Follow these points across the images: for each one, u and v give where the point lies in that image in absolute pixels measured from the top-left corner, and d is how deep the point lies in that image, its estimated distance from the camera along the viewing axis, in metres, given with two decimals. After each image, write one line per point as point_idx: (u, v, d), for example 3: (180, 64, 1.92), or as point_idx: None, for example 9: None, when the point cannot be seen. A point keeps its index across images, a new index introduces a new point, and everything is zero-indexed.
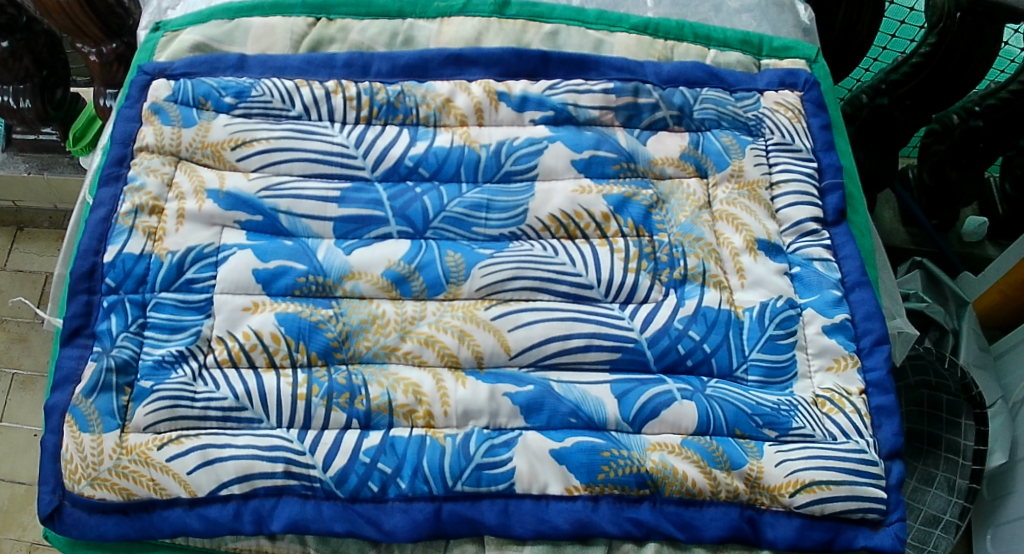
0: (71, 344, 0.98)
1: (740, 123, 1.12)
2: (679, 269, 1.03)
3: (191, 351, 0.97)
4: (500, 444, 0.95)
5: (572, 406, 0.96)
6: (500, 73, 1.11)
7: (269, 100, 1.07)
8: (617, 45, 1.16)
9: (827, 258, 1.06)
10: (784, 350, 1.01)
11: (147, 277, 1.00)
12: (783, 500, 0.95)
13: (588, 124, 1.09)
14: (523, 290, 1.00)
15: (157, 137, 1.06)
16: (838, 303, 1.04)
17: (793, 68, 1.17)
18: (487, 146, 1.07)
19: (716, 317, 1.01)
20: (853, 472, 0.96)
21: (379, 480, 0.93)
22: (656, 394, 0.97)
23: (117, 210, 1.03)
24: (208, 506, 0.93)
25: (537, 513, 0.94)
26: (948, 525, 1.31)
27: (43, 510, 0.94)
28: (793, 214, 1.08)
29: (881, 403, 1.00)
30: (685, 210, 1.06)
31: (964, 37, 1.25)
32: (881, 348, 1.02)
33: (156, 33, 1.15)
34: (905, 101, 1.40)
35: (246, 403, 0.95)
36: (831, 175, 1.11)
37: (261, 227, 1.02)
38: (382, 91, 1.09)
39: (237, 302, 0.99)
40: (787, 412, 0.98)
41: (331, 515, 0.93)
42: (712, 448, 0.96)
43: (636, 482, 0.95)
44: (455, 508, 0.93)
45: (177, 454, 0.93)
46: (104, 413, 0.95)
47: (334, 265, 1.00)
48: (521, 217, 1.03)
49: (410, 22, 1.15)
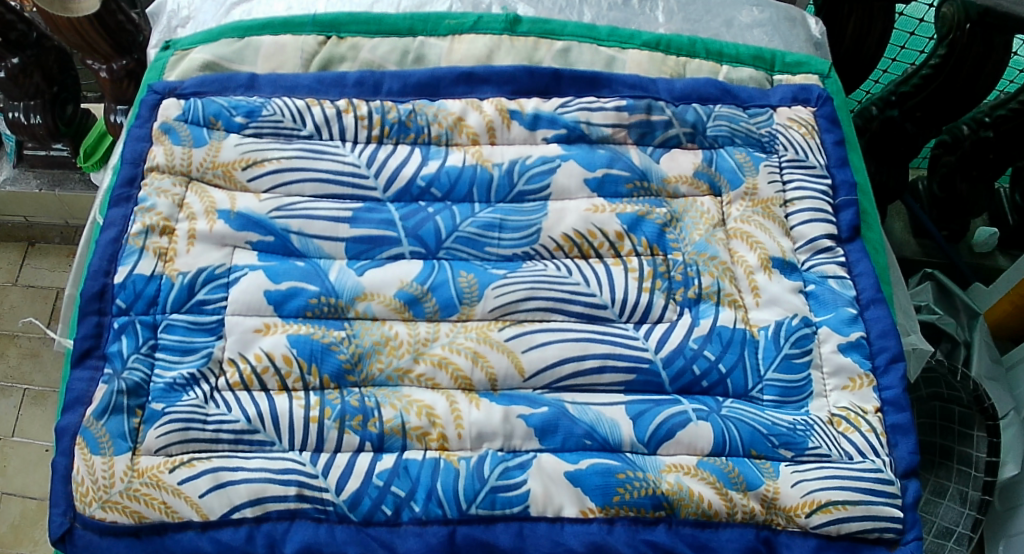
0: (82, 366, 0.97)
1: (753, 140, 1.11)
2: (694, 289, 1.02)
3: (202, 374, 0.96)
4: (514, 467, 0.94)
5: (587, 428, 0.96)
6: (512, 91, 1.11)
7: (280, 119, 1.07)
8: (629, 62, 1.16)
9: (842, 276, 1.06)
10: (799, 369, 1.00)
11: (158, 298, 0.99)
12: (799, 520, 0.94)
13: (601, 142, 1.09)
14: (537, 310, 1.00)
15: (168, 156, 1.05)
16: (853, 321, 1.03)
17: (805, 83, 1.16)
18: (499, 165, 1.06)
19: (731, 336, 1.00)
20: (870, 491, 0.95)
21: (393, 503, 0.92)
22: (671, 415, 0.96)
23: (127, 230, 1.02)
24: (220, 529, 0.92)
25: (551, 535, 0.92)
26: (960, 537, 1.30)
27: (54, 533, 0.93)
28: (807, 232, 1.07)
29: (897, 421, 0.99)
30: (699, 228, 1.05)
31: (975, 49, 1.25)
32: (896, 367, 1.01)
33: (166, 52, 1.15)
34: (916, 113, 1.40)
35: (258, 426, 0.94)
36: (846, 192, 1.10)
37: (272, 247, 1.01)
38: (394, 109, 1.08)
39: (248, 323, 0.98)
40: (804, 431, 0.97)
41: (344, 538, 0.92)
42: (728, 469, 0.95)
43: (652, 505, 0.93)
44: (469, 531, 0.92)
45: (190, 477, 0.93)
46: (115, 436, 0.94)
47: (346, 286, 0.99)
48: (535, 236, 1.03)
49: (421, 39, 1.15)
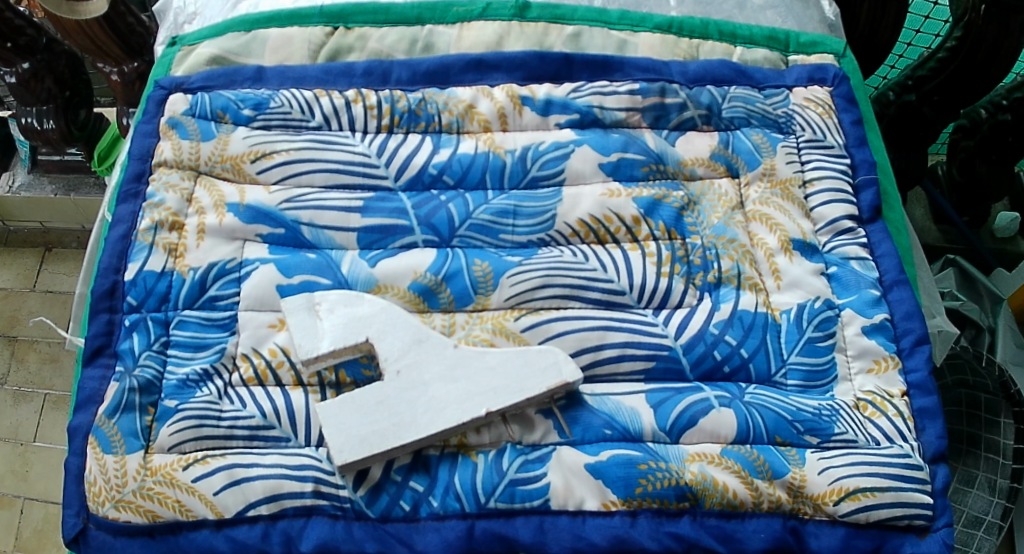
0: (93, 364, 0.96)
1: (770, 121, 1.09)
2: (713, 273, 1.00)
3: (215, 369, 0.94)
4: (534, 460, 0.92)
5: (606, 418, 0.93)
6: (522, 77, 1.09)
7: (289, 111, 1.06)
8: (641, 45, 1.14)
9: (864, 257, 1.03)
10: (823, 352, 0.97)
11: (169, 295, 0.97)
12: (827, 508, 0.91)
13: (615, 126, 1.07)
14: (553, 298, 0.98)
15: (176, 151, 1.04)
16: (877, 303, 1.00)
17: (821, 63, 1.14)
18: (512, 151, 1.05)
19: (753, 320, 0.98)
20: (898, 477, 0.92)
21: (411, 499, 0.90)
22: (693, 402, 0.94)
23: (136, 226, 1.01)
24: (236, 527, 0.90)
25: (573, 529, 0.90)
26: (991, 526, 1.25)
27: (67, 534, 0.91)
28: (828, 213, 1.05)
29: (924, 405, 0.96)
30: (717, 211, 1.03)
31: (992, 31, 1.20)
32: (922, 349, 0.99)
33: (172, 48, 1.13)
34: (933, 97, 1.32)
35: (274, 421, 0.92)
36: (866, 171, 1.08)
37: (283, 239, 1.00)
38: (403, 99, 1.07)
39: (262, 319, 0.96)
40: (829, 417, 0.94)
41: (361, 536, 0.89)
42: (753, 457, 0.92)
43: (675, 496, 0.91)
44: (489, 525, 0.90)
45: (203, 475, 0.90)
46: (127, 434, 0.92)
47: (360, 278, 0.98)
48: (550, 222, 1.01)
49: (430, 28, 1.13)
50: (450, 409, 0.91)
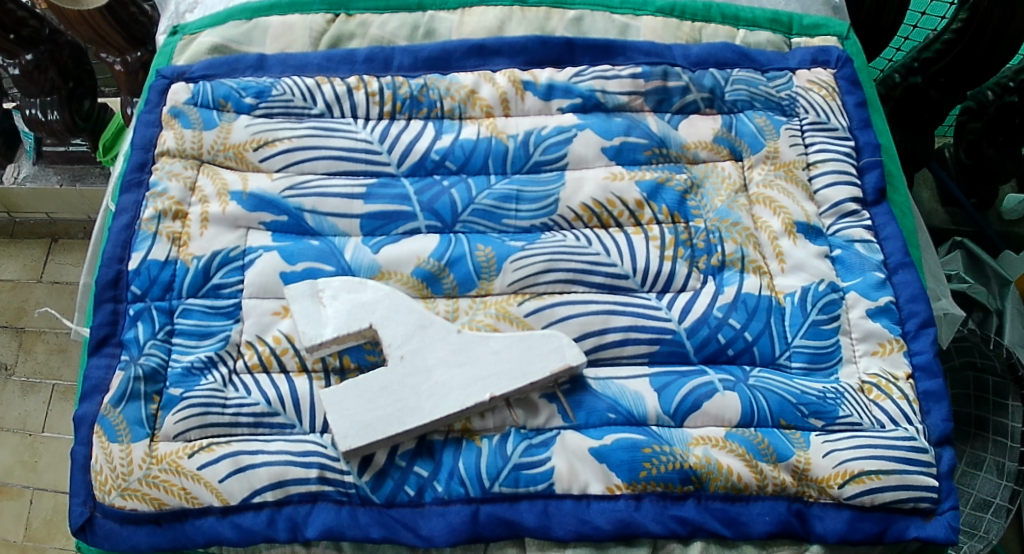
0: (99, 353, 0.96)
1: (773, 103, 1.08)
2: (717, 256, 1.00)
3: (220, 357, 0.95)
4: (538, 444, 0.92)
5: (611, 402, 0.93)
6: (524, 62, 1.09)
7: (291, 98, 1.05)
8: (643, 29, 1.14)
9: (868, 239, 1.03)
10: (828, 335, 0.97)
11: (173, 284, 0.98)
12: (832, 491, 0.91)
13: (617, 110, 1.07)
14: (557, 282, 0.98)
15: (178, 140, 1.04)
16: (882, 285, 1.00)
17: (824, 45, 1.13)
18: (514, 136, 1.04)
19: (756, 303, 0.98)
20: (904, 460, 0.92)
21: (415, 484, 0.91)
22: (697, 386, 0.94)
23: (140, 216, 1.01)
24: (241, 514, 0.90)
25: (578, 513, 0.90)
26: (999, 509, 1.22)
27: (74, 522, 0.92)
28: (832, 195, 1.04)
29: (929, 387, 0.96)
30: (720, 195, 1.03)
31: (998, 11, 1.21)
32: (927, 331, 0.98)
33: (174, 37, 1.13)
34: (939, 79, 1.31)
35: (279, 408, 0.93)
36: (870, 153, 1.07)
37: (286, 227, 1.00)
38: (405, 85, 1.07)
39: (266, 306, 0.97)
40: (834, 400, 0.94)
41: (367, 521, 0.90)
42: (757, 440, 0.92)
43: (679, 479, 0.91)
44: (493, 510, 0.90)
45: (209, 462, 0.91)
46: (133, 422, 0.92)
47: (363, 264, 0.98)
48: (553, 207, 1.01)
49: (430, 14, 1.13)
50: (454, 394, 0.92)
